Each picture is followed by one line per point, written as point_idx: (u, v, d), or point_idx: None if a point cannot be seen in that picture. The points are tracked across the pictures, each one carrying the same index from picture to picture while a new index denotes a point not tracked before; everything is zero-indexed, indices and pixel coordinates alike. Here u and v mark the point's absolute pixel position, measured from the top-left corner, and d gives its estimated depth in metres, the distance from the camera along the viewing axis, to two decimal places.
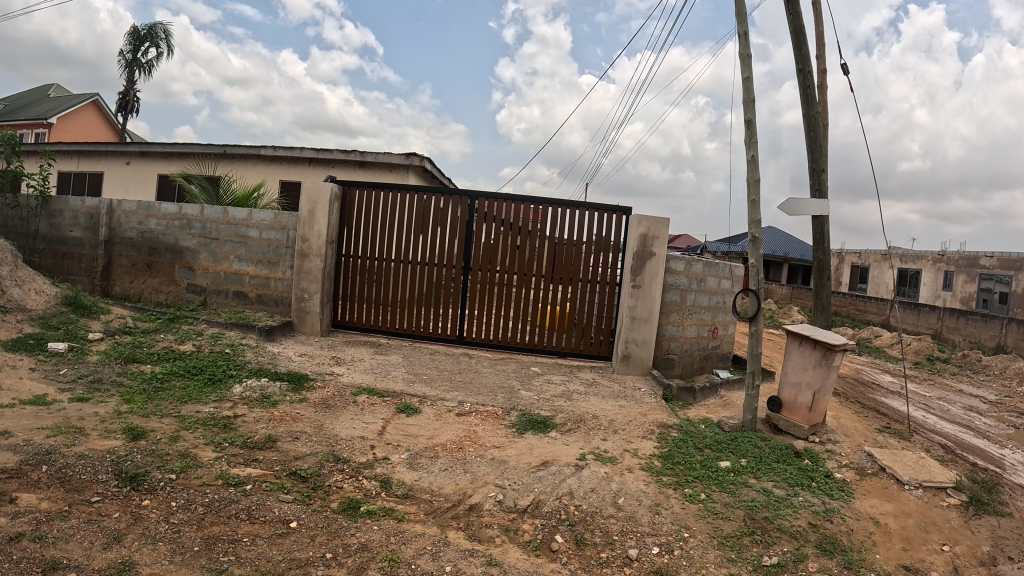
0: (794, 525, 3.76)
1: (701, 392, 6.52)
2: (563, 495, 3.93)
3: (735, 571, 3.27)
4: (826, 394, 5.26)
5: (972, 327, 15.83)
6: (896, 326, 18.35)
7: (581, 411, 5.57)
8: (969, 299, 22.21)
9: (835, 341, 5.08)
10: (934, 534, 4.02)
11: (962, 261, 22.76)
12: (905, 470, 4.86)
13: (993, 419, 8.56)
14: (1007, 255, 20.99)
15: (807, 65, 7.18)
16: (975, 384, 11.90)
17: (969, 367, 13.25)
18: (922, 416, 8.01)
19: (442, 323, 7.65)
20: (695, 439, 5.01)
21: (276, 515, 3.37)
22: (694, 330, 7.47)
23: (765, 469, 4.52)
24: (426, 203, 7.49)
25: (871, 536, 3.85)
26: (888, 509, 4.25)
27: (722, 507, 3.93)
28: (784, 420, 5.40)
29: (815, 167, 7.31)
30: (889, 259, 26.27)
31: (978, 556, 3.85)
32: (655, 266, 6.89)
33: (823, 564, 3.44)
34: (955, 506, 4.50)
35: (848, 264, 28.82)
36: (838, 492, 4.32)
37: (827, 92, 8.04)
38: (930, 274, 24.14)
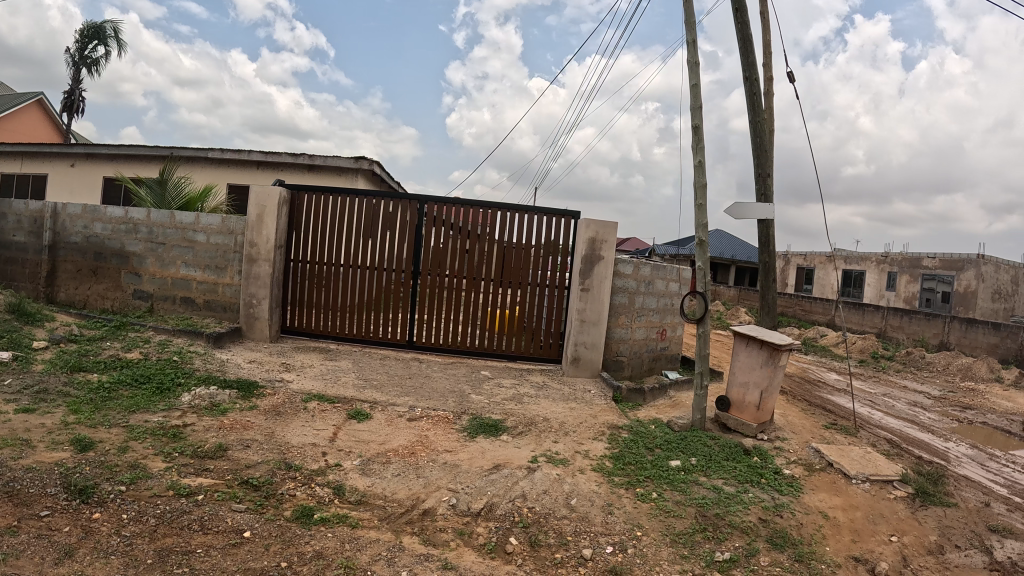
0: (746, 521, 3.83)
1: (651, 392, 6.60)
2: (516, 498, 3.93)
3: (687, 567, 3.33)
4: (775, 392, 5.39)
5: (915, 326, 16.33)
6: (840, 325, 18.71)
7: (531, 413, 5.59)
8: (912, 298, 22.87)
9: (781, 341, 5.17)
10: (883, 526, 4.14)
11: (905, 262, 23.44)
12: (853, 465, 4.98)
13: (936, 414, 8.84)
14: (948, 256, 21.71)
15: (753, 73, 7.31)
16: (919, 380, 12.28)
17: (912, 364, 13.67)
18: (869, 412, 8.25)
19: (392, 328, 7.59)
20: (646, 439, 5.06)
21: (230, 525, 3.32)
22: (643, 332, 7.55)
23: (715, 467, 4.59)
24: (375, 207, 7.42)
25: (821, 529, 3.94)
26: (836, 502, 4.36)
27: (674, 505, 3.98)
28: (732, 419, 5.49)
29: (761, 172, 7.45)
30: (833, 261, 26.92)
31: (924, 545, 3.98)
32: (604, 269, 6.94)
33: (774, 558, 3.51)
34: (902, 498, 4.64)
35: (793, 265, 29.47)
36: (787, 488, 4.41)
37: (774, 99, 8.19)
38: (874, 274, 24.79)
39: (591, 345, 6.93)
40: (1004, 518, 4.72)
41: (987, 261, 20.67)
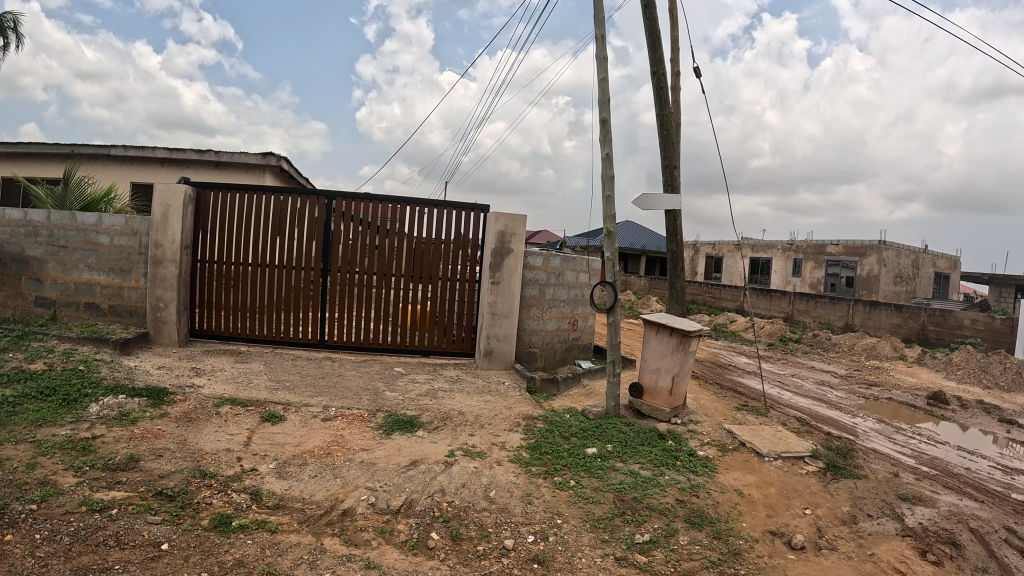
0: (663, 503, 3.93)
1: (564, 381, 6.70)
2: (435, 492, 3.93)
3: (608, 551, 3.39)
4: (685, 377, 5.55)
5: (821, 309, 17.03)
6: (749, 311, 19.48)
7: (447, 407, 5.59)
8: (817, 284, 23.90)
9: (691, 327, 5.34)
10: (796, 500, 4.31)
11: (810, 249, 24.45)
12: (764, 443, 5.17)
13: (843, 392, 9.29)
14: (850, 242, 22.76)
15: (661, 67, 7.48)
16: (826, 360, 12.88)
17: (819, 346, 14.32)
18: (779, 393, 8.60)
19: (304, 327, 7.46)
20: (561, 429, 5.13)
21: (147, 538, 3.20)
22: (555, 323, 7.68)
23: (631, 452, 4.69)
24: (284, 204, 7.26)
25: (737, 506, 4.08)
26: (750, 480, 4.52)
27: (592, 492, 4.05)
28: (646, 406, 5.59)
29: (668, 164, 7.63)
30: (741, 250, 27.86)
31: (837, 516, 4.17)
32: (514, 262, 6.99)
33: (692, 537, 3.62)
34: (813, 472, 4.84)
35: (702, 254, 30.37)
36: (702, 469, 4.55)
37: (680, 92, 8.41)
38: (781, 261, 25.80)
39: (503, 338, 6.99)
40: (910, 486, 5.03)
41: (888, 247, 21.75)
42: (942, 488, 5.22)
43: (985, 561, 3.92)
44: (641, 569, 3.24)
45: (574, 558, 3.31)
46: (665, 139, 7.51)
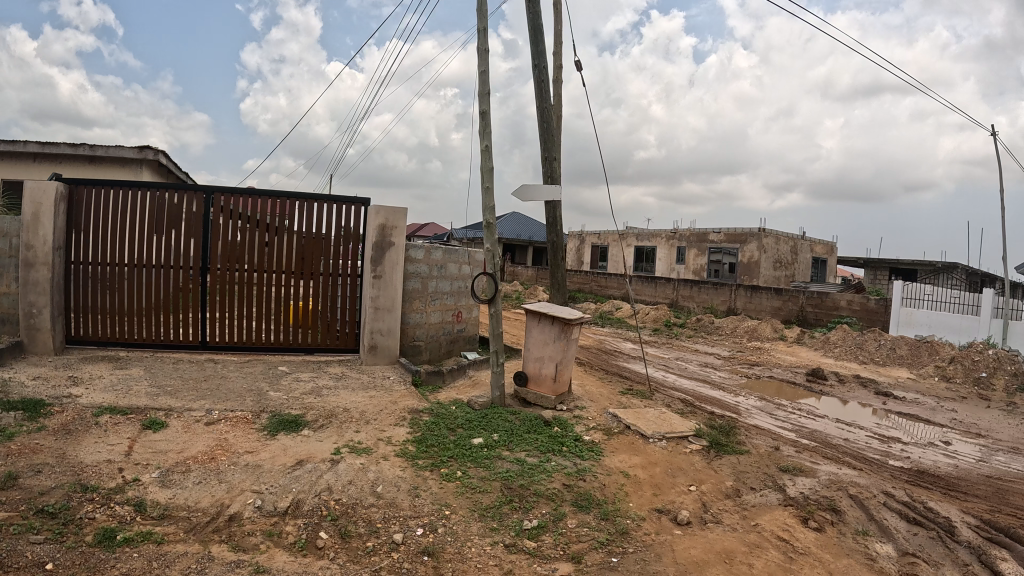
0: (550, 488, 4.02)
1: (449, 374, 6.83)
2: (322, 491, 3.88)
3: (498, 539, 3.44)
4: (568, 363, 5.69)
5: (704, 295, 18.34)
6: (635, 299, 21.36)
7: (332, 405, 5.53)
8: (700, 271, 24.84)
9: (572, 315, 5.47)
10: (682, 478, 4.48)
11: (692, 237, 25.32)
12: (649, 426, 5.35)
13: (726, 372, 9.74)
14: (732, 230, 23.71)
15: (543, 60, 7.58)
16: (710, 343, 13.49)
17: (702, 330, 15.01)
18: (664, 376, 8.93)
19: (186, 330, 7.21)
20: (447, 420, 5.15)
21: (30, 559, 3.02)
22: (439, 315, 7.71)
23: (517, 440, 4.76)
24: (162, 201, 7.01)
25: (623, 487, 4.22)
26: (635, 461, 4.67)
27: (479, 481, 4.09)
28: (532, 393, 5.68)
29: (549, 156, 7.75)
30: (625, 240, 28.57)
31: (721, 491, 4.37)
32: (395, 255, 6.97)
33: (579, 519, 3.73)
34: (697, 450, 5.05)
35: (587, 244, 31.01)
36: (587, 453, 4.66)
37: (562, 85, 8.57)
38: (665, 249, 26.66)
39: (386, 332, 6.94)
40: (791, 458, 5.32)
41: (767, 234, 22.77)
42: (822, 459, 5.54)
43: (864, 524, 4.20)
44: (530, 554, 3.31)
45: (464, 548, 3.34)
46: (546, 131, 7.63)
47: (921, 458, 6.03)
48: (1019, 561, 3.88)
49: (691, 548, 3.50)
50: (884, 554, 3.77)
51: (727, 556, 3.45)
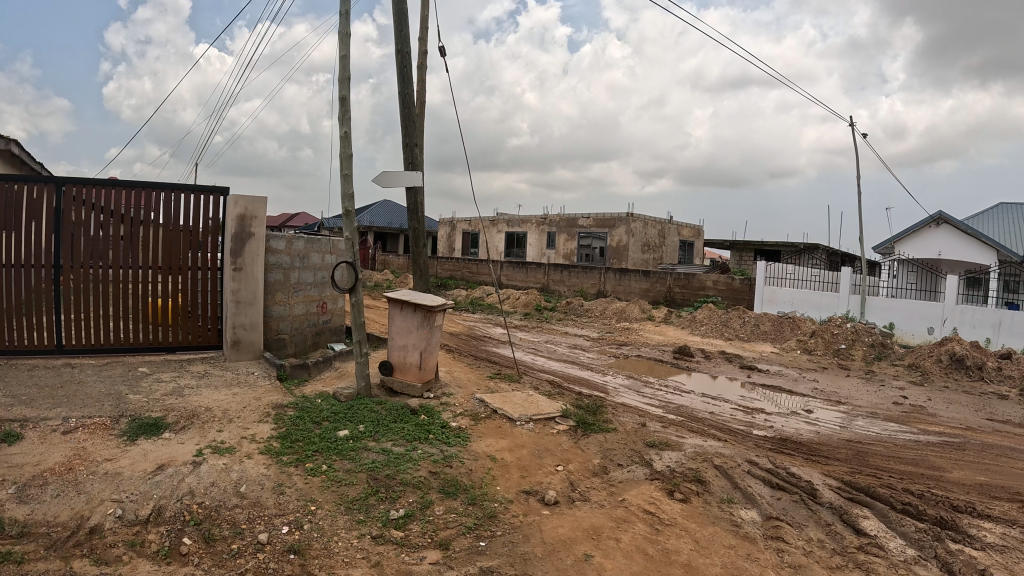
0: (416, 476, 4.07)
1: (314, 366, 6.89)
2: (184, 495, 3.75)
3: (365, 531, 3.48)
4: (434, 349, 5.73)
5: (574, 279, 20.13)
6: (505, 283, 22.82)
7: (194, 404, 5.36)
8: (571, 255, 25.65)
9: (435, 303, 5.43)
10: (549, 459, 4.62)
11: (563, 222, 26.09)
12: (516, 410, 5.46)
13: (596, 353, 10.07)
14: (601, 215, 24.51)
15: (406, 47, 7.51)
16: (578, 325, 14.04)
17: (571, 314, 15.68)
18: (534, 359, 9.15)
19: (38, 334, 6.72)
20: (312, 414, 5.09)
21: None
22: (303, 307, 7.72)
23: (383, 430, 4.76)
24: (9, 194, 6.48)
25: (491, 471, 4.31)
26: (502, 445, 4.77)
27: (345, 474, 4.08)
28: (398, 382, 5.64)
29: (410, 141, 7.36)
30: (497, 225, 29.11)
31: (588, 469, 4.54)
32: (255, 246, 6.81)
33: (446, 506, 3.82)
34: (565, 431, 5.23)
35: (459, 231, 31.42)
36: (454, 439, 4.72)
37: (427, 72, 8.56)
38: (535, 235, 27.28)
39: (251, 327, 6.77)
40: (657, 433, 5.59)
41: (635, 218, 23.65)
42: (688, 432, 5.84)
43: (729, 492, 4.46)
44: (397, 544, 3.38)
45: (331, 543, 3.35)
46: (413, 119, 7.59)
47: (784, 427, 6.45)
48: (880, 518, 4.27)
49: (558, 527, 3.65)
50: (749, 519, 4.03)
51: (595, 533, 3.61)
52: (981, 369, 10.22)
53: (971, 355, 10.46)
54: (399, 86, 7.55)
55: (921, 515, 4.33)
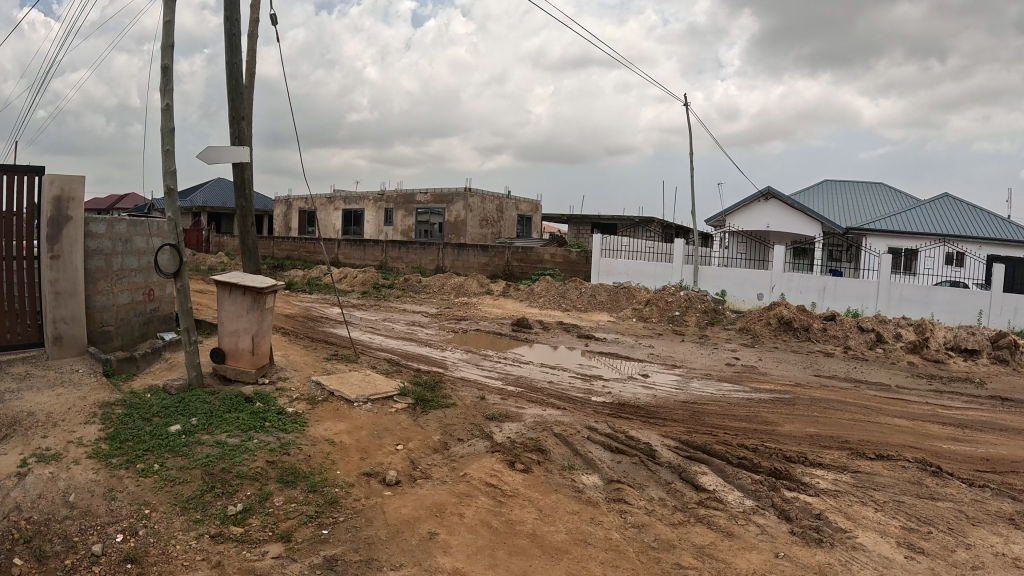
0: (253, 468, 3.91)
1: (143, 359, 6.47)
2: (10, 512, 3.30)
3: (202, 530, 3.29)
4: (267, 333, 5.47)
5: (413, 255, 21.48)
6: (345, 262, 23.83)
7: (12, 409, 4.50)
8: (408, 231, 26.40)
9: (265, 284, 5.19)
10: (388, 438, 4.59)
11: (399, 199, 26.70)
12: (353, 390, 5.35)
13: (433, 330, 10.36)
14: (437, 191, 25.21)
15: (235, 12, 7.04)
16: (416, 303, 14.54)
17: (410, 291, 16.35)
18: (371, 338, 9.11)
19: None
20: (142, 410, 4.65)
21: None
22: (128, 295, 7.16)
23: (216, 422, 4.49)
24: None
25: (330, 456, 4.21)
26: (341, 427, 4.66)
27: (178, 472, 3.81)
28: (231, 369, 5.29)
29: (237, 115, 6.97)
30: (333, 203, 29.47)
31: (429, 446, 4.57)
32: (74, 230, 6.24)
33: (286, 495, 3.70)
34: (403, 409, 5.24)
35: (296, 209, 31.46)
36: (291, 425, 4.53)
37: (257, 41, 8.10)
38: (372, 212, 27.88)
39: (73, 320, 6.17)
40: (496, 406, 5.75)
41: (471, 193, 24.59)
42: (528, 403, 6.00)
43: (569, 458, 4.63)
44: (237, 541, 3.23)
45: (168, 547, 3.13)
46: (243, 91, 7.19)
47: (622, 392, 6.76)
48: (718, 473, 4.56)
49: (401, 507, 3.64)
50: (591, 484, 4.20)
51: (438, 510, 3.64)
52: (807, 331, 11.37)
53: (797, 318, 11.59)
54: (228, 56, 7.12)
55: (757, 467, 4.66)
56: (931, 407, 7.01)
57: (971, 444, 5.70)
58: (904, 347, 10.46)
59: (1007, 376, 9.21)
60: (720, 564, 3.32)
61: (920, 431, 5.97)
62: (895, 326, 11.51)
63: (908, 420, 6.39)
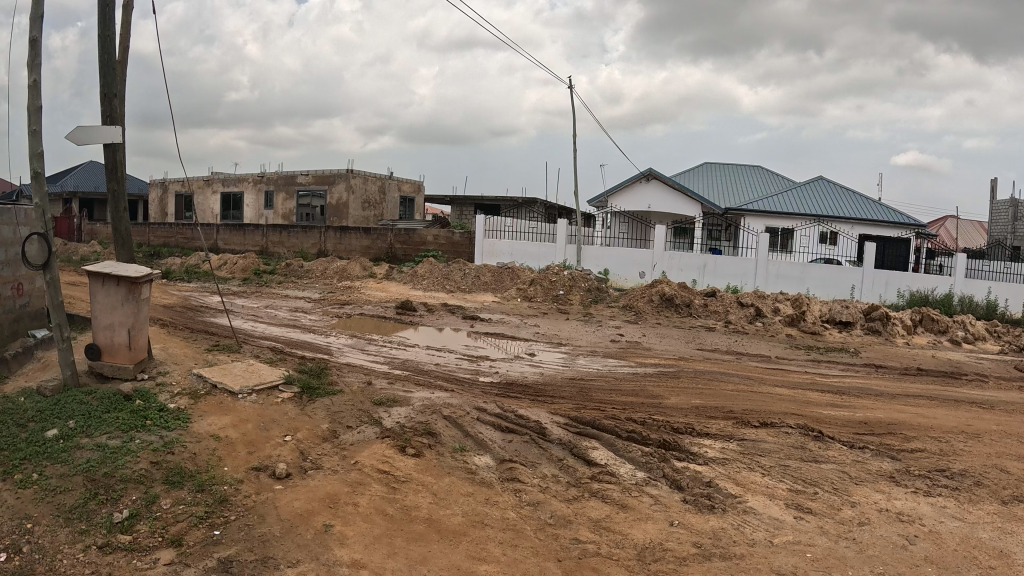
0: (137, 470, 3.67)
1: (14, 359, 6.00)
2: None
3: (89, 542, 3.08)
4: (145, 324, 5.15)
5: (295, 239, 21.28)
6: (224, 248, 23.32)
7: None
8: (289, 215, 26.13)
9: (139, 273, 4.90)
10: (275, 430, 4.46)
11: (280, 181, 26.40)
12: (235, 381, 5.12)
13: (317, 315, 10.25)
14: (318, 172, 25.28)
15: None
16: (299, 289, 14.36)
17: (292, 275, 16.22)
18: (253, 327, 8.86)
19: None
20: (14, 416, 4.21)
21: None
22: None
23: (95, 423, 4.15)
24: None
25: (216, 452, 4.03)
26: (226, 421, 4.47)
27: (58, 480, 3.52)
28: (107, 366, 4.97)
29: (109, 92, 6.56)
30: (211, 186, 28.83)
31: (316, 436, 4.47)
32: None
33: (175, 496, 3.52)
34: (290, 399, 5.10)
35: (172, 193, 30.46)
36: (174, 422, 4.29)
37: (130, 14, 7.55)
38: (252, 195, 27.39)
39: None
40: (384, 390, 5.73)
41: (354, 175, 24.69)
42: (415, 386, 6.00)
43: (460, 440, 4.62)
44: (127, 551, 3.04)
45: (55, 562, 2.92)
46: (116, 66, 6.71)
47: (509, 371, 6.85)
48: (608, 447, 4.65)
49: (294, 501, 3.54)
50: (483, 465, 4.21)
51: (331, 501, 3.55)
52: (688, 307, 11.76)
53: (679, 295, 11.97)
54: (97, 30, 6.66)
55: (646, 440, 4.78)
56: (811, 375, 7.43)
57: (849, 408, 6.06)
58: (782, 321, 11.00)
59: (878, 346, 9.86)
60: (617, 536, 3.39)
61: (800, 399, 6.30)
62: (773, 300, 12.07)
63: (789, 388, 6.73)
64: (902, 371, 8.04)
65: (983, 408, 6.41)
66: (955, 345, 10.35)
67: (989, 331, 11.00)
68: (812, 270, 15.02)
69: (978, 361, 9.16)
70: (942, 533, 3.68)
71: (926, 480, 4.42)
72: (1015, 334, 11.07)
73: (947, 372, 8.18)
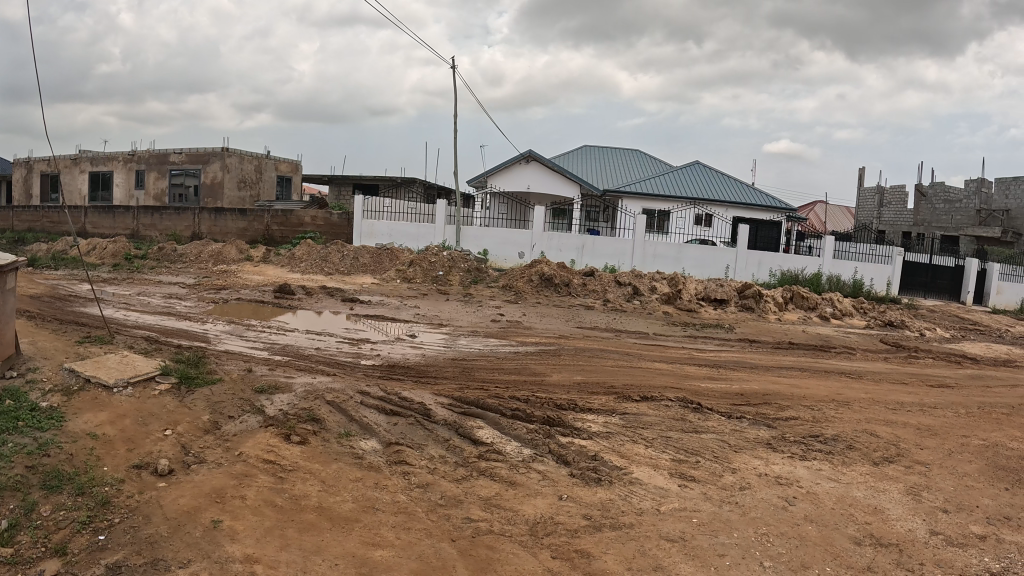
0: (12, 475, 3.45)
1: None
2: None
3: None
4: (8, 318, 4.85)
5: (167, 222, 20.47)
6: (92, 231, 22.23)
7: None
8: (161, 195, 25.15)
9: (5, 261, 4.63)
10: (155, 425, 4.30)
11: (152, 160, 25.35)
12: (109, 373, 4.90)
13: (193, 301, 9.91)
14: (193, 150, 24.40)
15: None
16: (173, 274, 13.83)
17: (165, 259, 15.66)
18: (124, 316, 8.46)
19: None
20: None
21: None
22: None
23: None
24: None
25: (94, 452, 3.86)
26: (103, 418, 4.28)
27: None
28: None
29: None
30: (78, 166, 27.47)
31: (197, 428, 4.36)
32: None
33: (55, 502, 3.34)
34: (167, 391, 4.94)
35: (36, 172, 28.73)
36: (47, 422, 4.06)
37: None
38: (123, 174, 26.21)
39: None
40: (265, 377, 5.63)
41: (230, 153, 24.04)
42: (296, 371, 5.93)
43: (346, 425, 4.59)
44: (8, 564, 2.86)
45: None
46: None
47: (390, 353, 6.84)
48: (494, 426, 4.72)
49: (179, 498, 3.43)
50: (370, 449, 4.20)
51: (218, 496, 3.46)
52: (568, 287, 12.04)
53: (558, 275, 12.19)
54: None
55: (531, 417, 4.87)
56: (689, 351, 7.73)
57: (726, 381, 6.35)
58: (660, 299, 11.38)
59: (753, 322, 10.37)
60: (508, 512, 3.45)
61: (677, 372, 6.57)
62: (651, 279, 12.42)
63: (668, 363, 6.99)
64: (775, 345, 8.49)
65: (850, 378, 6.83)
66: (823, 320, 11.01)
67: (857, 307, 11.77)
68: (688, 251, 15.65)
69: (846, 334, 9.77)
70: (819, 493, 3.93)
71: (801, 445, 4.69)
72: (878, 309, 11.88)
73: (817, 345, 8.68)
